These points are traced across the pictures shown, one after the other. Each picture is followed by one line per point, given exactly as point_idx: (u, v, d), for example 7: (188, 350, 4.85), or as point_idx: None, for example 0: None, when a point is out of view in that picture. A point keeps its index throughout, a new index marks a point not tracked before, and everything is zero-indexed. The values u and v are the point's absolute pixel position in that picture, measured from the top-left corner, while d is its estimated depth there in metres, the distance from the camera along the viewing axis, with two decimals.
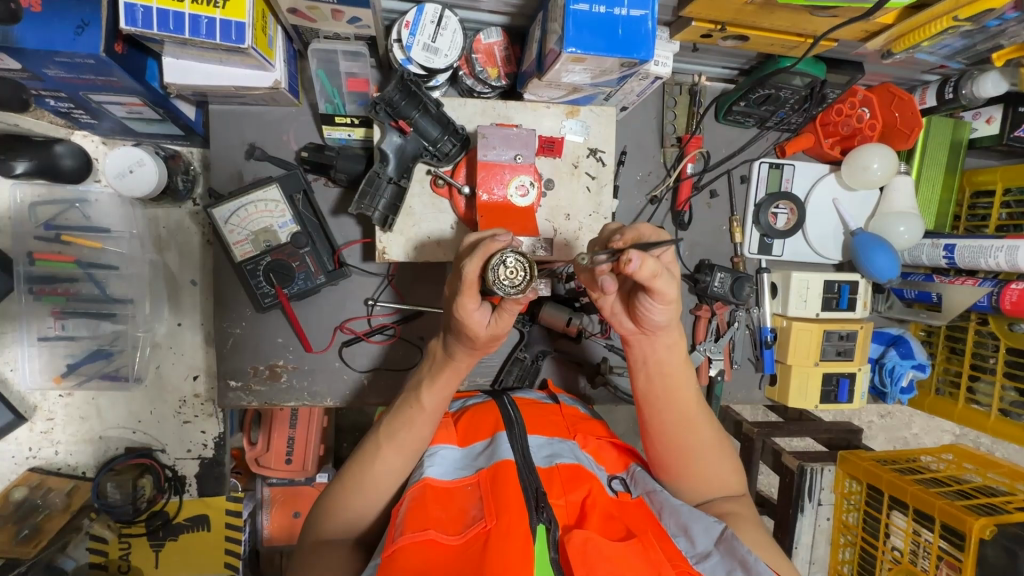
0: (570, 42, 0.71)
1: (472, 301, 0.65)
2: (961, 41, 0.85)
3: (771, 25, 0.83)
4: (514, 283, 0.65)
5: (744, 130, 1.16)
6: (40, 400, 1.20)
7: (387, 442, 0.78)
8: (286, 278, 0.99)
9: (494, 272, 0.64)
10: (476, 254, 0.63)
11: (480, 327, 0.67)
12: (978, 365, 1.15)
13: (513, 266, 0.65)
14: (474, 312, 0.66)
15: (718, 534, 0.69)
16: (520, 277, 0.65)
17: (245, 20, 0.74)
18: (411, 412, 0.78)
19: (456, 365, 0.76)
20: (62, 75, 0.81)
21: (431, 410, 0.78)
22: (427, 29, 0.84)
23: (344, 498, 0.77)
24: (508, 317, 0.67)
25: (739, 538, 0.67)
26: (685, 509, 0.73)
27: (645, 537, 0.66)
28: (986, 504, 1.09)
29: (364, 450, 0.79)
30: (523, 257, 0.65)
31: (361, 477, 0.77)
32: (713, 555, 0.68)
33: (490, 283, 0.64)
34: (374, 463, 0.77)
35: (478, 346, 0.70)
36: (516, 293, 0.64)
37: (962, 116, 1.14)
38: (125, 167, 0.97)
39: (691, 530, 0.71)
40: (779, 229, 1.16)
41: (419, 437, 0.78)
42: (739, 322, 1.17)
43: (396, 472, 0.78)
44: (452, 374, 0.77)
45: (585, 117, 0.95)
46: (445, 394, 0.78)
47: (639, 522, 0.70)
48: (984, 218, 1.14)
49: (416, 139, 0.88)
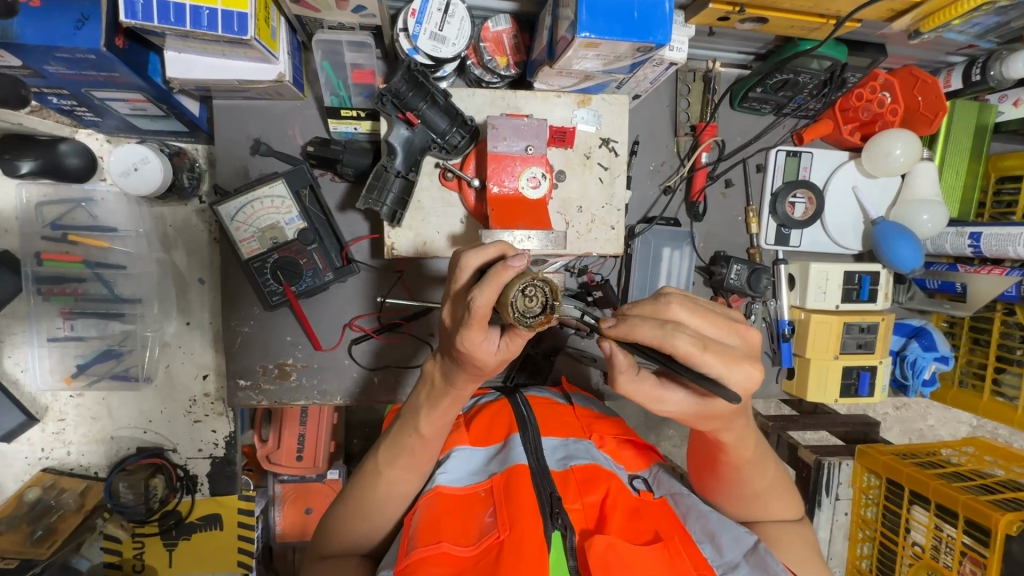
0: (584, 27, 0.68)
1: (480, 333, 0.58)
2: (993, 19, 0.81)
3: (792, 6, 0.80)
4: (532, 313, 0.56)
5: (759, 117, 1.13)
6: (51, 401, 1.19)
7: (388, 467, 0.74)
8: (294, 276, 0.98)
9: (510, 305, 0.55)
10: (486, 285, 0.54)
11: (488, 356, 0.61)
12: (1003, 356, 1.11)
13: (530, 294, 0.56)
14: (482, 342, 0.59)
15: (749, 546, 0.67)
16: (538, 305, 0.56)
17: (248, 11, 0.72)
18: (411, 441, 0.73)
19: (457, 392, 0.69)
20: (64, 72, 0.80)
21: (430, 438, 0.73)
22: (433, 17, 0.82)
23: (349, 521, 0.76)
24: (519, 341, 0.61)
25: (774, 557, 0.65)
26: (713, 517, 0.71)
27: (671, 542, 0.65)
28: (1012, 499, 1.06)
29: (365, 471, 0.76)
30: (541, 283, 0.56)
31: (364, 501, 0.75)
32: (742, 566, 0.66)
33: (506, 317, 0.55)
34: (376, 486, 0.74)
35: (485, 371, 0.65)
36: (533, 326, 0.57)
37: (987, 99, 1.11)
38: (129, 165, 0.96)
39: (719, 539, 0.69)
40: (797, 219, 1.12)
41: (422, 459, 0.74)
42: (755, 315, 1.15)
43: (402, 492, 0.76)
44: (454, 402, 0.71)
45: (598, 106, 0.93)
46: (444, 420, 0.72)
47: (664, 524, 0.68)
48: (1010, 205, 1.10)
49: (424, 131, 0.85)
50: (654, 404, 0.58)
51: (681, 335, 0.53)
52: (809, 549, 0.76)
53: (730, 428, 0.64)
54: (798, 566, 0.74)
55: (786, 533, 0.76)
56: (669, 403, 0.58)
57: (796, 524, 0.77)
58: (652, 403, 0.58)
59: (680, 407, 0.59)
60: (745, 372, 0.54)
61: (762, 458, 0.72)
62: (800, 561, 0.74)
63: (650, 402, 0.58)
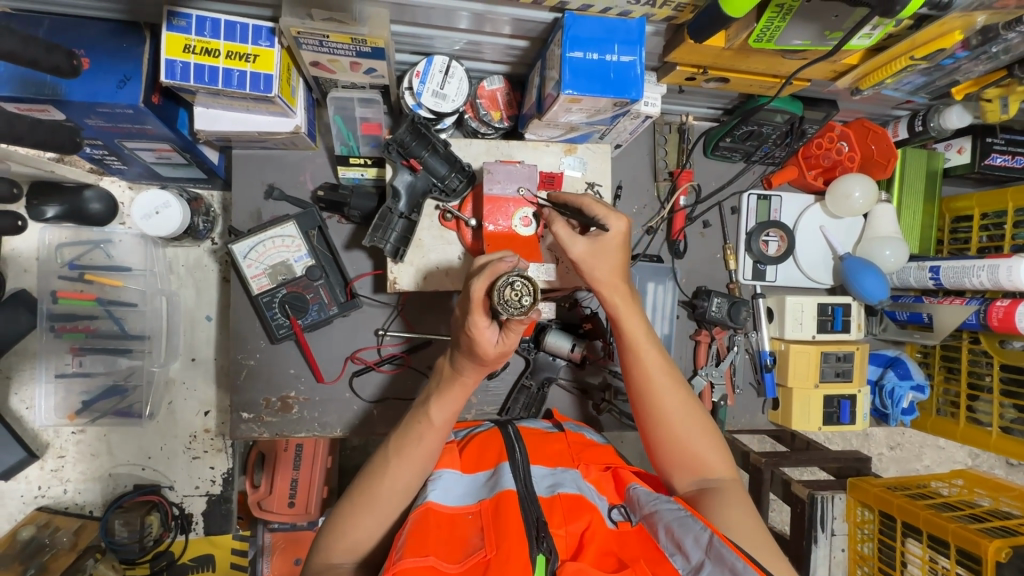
0: (567, 85, 0.78)
1: (483, 319, 0.67)
2: (922, 78, 0.91)
3: (748, 68, 0.90)
4: (516, 306, 0.66)
5: (731, 164, 1.24)
6: (52, 438, 1.24)
7: (395, 458, 0.78)
8: (300, 310, 1.04)
9: (500, 292, 0.66)
10: (484, 273, 0.67)
11: (489, 346, 0.68)
12: (975, 384, 1.17)
13: (519, 289, 0.67)
14: (484, 329, 0.67)
15: (707, 542, 0.66)
16: (526, 299, 0.66)
17: (273, 72, 0.82)
18: (420, 429, 0.79)
19: (465, 380, 0.77)
20: (101, 125, 0.89)
21: (441, 426, 0.79)
22: (435, 77, 0.92)
23: (353, 519, 0.77)
24: (514, 335, 0.68)
25: (730, 550, 0.63)
26: (677, 523, 0.69)
27: (637, 565, 0.65)
28: (1000, 527, 1.08)
29: (374, 467, 0.80)
30: (529, 279, 0.67)
31: (369, 495, 0.77)
32: (705, 566, 0.64)
33: (496, 303, 0.65)
34: (382, 479, 0.77)
35: (487, 363, 0.72)
36: (518, 317, 0.66)
37: (934, 147, 1.22)
38: (151, 209, 1.03)
39: (685, 545, 0.67)
40: (771, 256, 1.21)
41: (429, 452, 0.79)
42: (738, 346, 1.21)
43: (405, 488, 0.78)
44: (461, 390, 0.78)
45: (583, 154, 1.02)
46: (453, 410, 0.79)
47: (633, 551, 0.68)
48: (966, 241, 1.20)
49: (426, 176, 0.93)
50: (568, 243, 0.81)
51: (587, 196, 0.87)
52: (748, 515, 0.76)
53: (627, 310, 0.83)
54: (736, 526, 0.74)
55: (729, 500, 0.76)
56: (577, 243, 0.81)
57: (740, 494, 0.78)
58: (565, 241, 0.81)
59: (584, 246, 0.81)
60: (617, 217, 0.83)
61: (678, 392, 0.83)
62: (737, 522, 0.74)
63: (565, 238, 0.81)
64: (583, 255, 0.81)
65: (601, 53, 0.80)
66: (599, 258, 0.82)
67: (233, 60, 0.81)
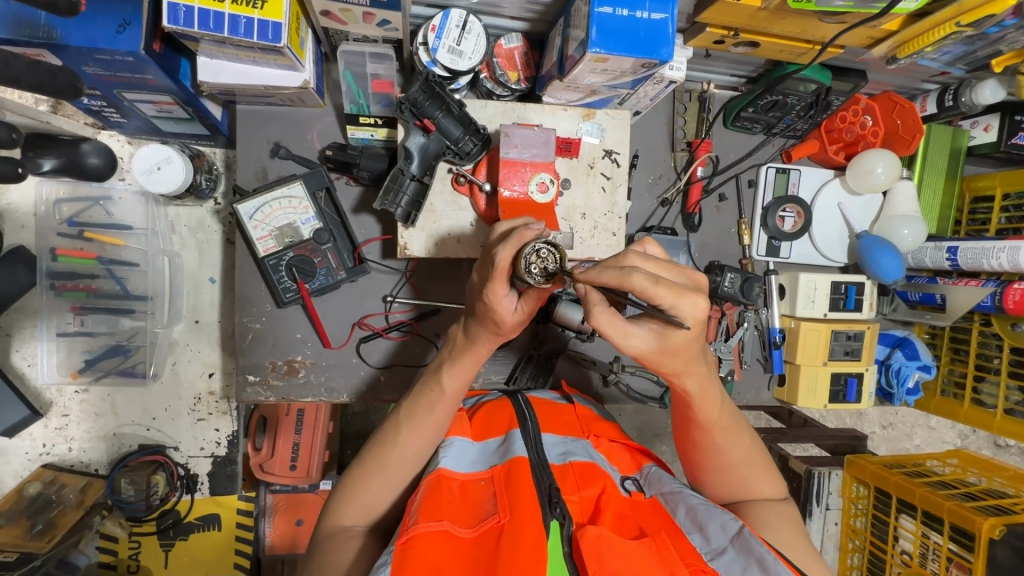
0: (594, 44, 0.74)
1: (502, 288, 0.66)
2: (961, 48, 0.88)
3: (780, 31, 0.86)
4: (541, 275, 0.64)
5: (751, 136, 1.20)
6: (55, 396, 1.23)
7: (405, 426, 0.77)
8: (308, 273, 1.02)
9: (526, 260, 0.63)
10: (510, 241, 0.63)
11: (507, 314, 0.68)
12: (982, 366, 1.17)
13: (543, 257, 0.64)
14: (503, 298, 0.66)
15: (734, 531, 0.67)
16: (553, 268, 0.64)
17: (282, 20, 0.77)
18: (432, 397, 0.78)
19: (478, 350, 0.75)
20: (99, 73, 0.84)
21: (452, 395, 0.78)
22: (451, 33, 0.87)
23: (363, 484, 0.77)
24: (534, 304, 0.67)
25: (759, 541, 0.64)
26: (701, 507, 0.71)
27: (657, 535, 0.64)
28: (994, 505, 1.10)
29: (384, 433, 0.80)
30: (555, 247, 0.65)
31: (379, 462, 0.77)
32: (727, 551, 0.65)
33: (521, 271, 0.63)
34: (394, 446, 0.77)
35: (502, 330, 0.71)
36: (540, 288, 0.64)
37: (960, 125, 1.19)
38: (152, 164, 0.99)
39: (707, 528, 0.68)
40: (787, 232, 1.19)
41: (439, 421, 0.78)
42: (748, 322, 1.19)
43: (416, 454, 0.78)
44: (474, 359, 0.77)
45: (601, 120, 0.98)
46: (466, 377, 0.78)
47: (652, 522, 0.69)
48: (984, 222, 1.17)
49: (439, 138, 0.90)
50: (623, 339, 0.62)
51: (636, 273, 0.56)
52: (795, 529, 0.77)
53: (689, 375, 0.68)
54: (783, 543, 0.75)
55: (775, 513, 0.78)
56: (635, 337, 0.62)
57: (784, 504, 0.80)
58: (618, 337, 0.62)
59: (645, 342, 0.62)
60: (693, 302, 0.58)
61: (732, 428, 0.78)
62: (785, 538, 0.76)
63: (617, 335, 0.62)
64: (642, 350, 0.63)
65: (631, 10, 0.76)
66: (662, 354, 0.63)
67: (240, 5, 0.76)
